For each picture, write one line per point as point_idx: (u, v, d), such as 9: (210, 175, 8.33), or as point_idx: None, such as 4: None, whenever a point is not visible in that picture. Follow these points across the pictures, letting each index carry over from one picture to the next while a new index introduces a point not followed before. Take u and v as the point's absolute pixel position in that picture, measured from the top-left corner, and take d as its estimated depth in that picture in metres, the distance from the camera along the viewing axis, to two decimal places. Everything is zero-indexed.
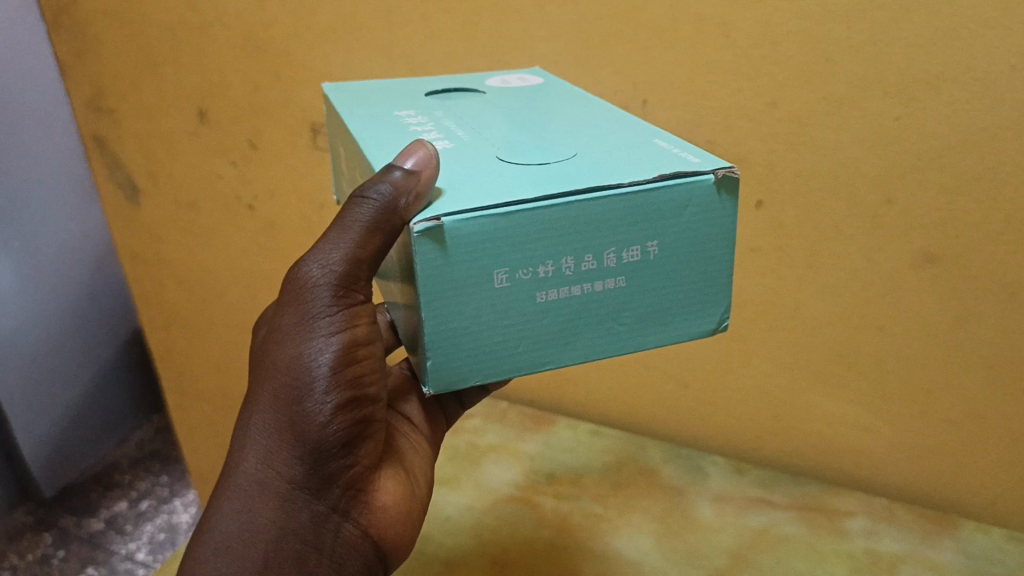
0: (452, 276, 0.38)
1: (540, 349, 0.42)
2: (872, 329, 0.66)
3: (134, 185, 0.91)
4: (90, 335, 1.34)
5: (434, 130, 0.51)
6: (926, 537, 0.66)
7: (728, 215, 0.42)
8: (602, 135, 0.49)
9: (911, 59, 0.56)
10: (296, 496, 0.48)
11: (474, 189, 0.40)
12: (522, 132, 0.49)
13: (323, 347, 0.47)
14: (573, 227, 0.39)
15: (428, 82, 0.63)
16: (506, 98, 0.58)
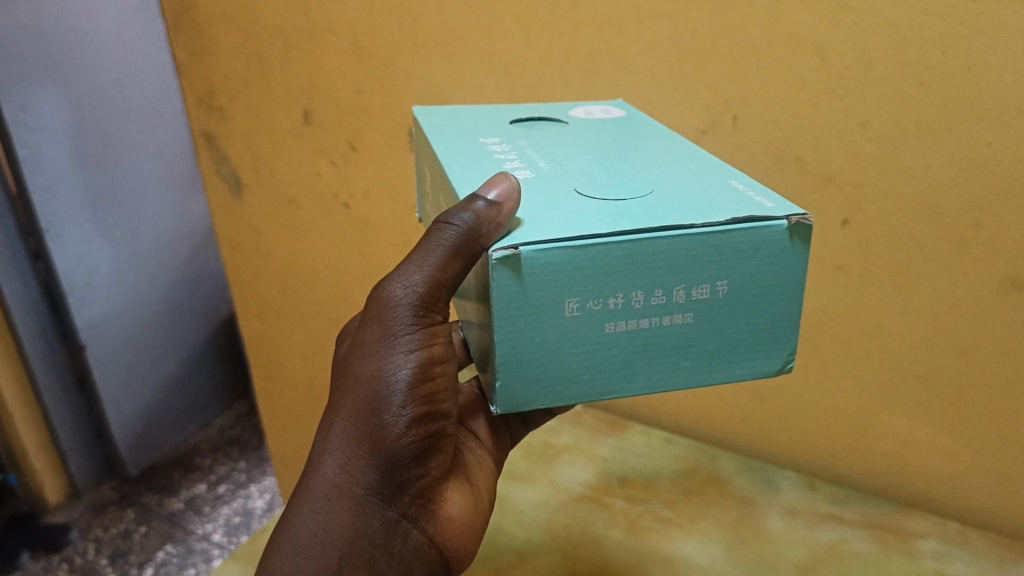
0: (524, 302, 0.36)
1: (605, 378, 0.39)
2: (955, 352, 0.64)
3: (239, 180, 0.96)
4: (179, 320, 1.68)
5: (516, 159, 0.47)
6: (1000, 565, 0.64)
7: (803, 261, 0.39)
8: (679, 167, 0.46)
9: (1009, 85, 0.54)
10: (370, 504, 0.45)
11: (559, 220, 0.38)
12: (593, 161, 0.47)
13: (401, 363, 0.44)
14: (644, 262, 0.37)
15: (512, 110, 0.60)
16: (591, 128, 0.56)
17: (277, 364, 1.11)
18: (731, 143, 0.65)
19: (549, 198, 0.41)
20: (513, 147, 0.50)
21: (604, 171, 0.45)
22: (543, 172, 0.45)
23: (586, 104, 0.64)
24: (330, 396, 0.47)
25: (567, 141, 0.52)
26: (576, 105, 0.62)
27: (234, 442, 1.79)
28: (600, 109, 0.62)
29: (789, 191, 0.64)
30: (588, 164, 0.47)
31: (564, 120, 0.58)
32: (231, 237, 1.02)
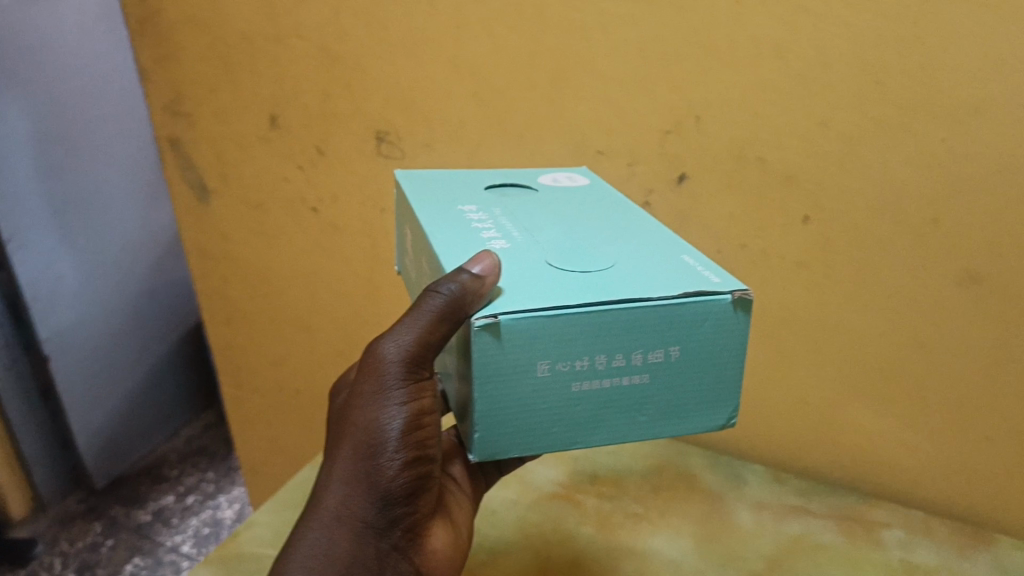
0: (501, 364, 0.37)
1: (569, 432, 0.40)
2: (914, 346, 0.65)
3: (205, 186, 0.96)
4: (145, 331, 1.66)
5: (492, 228, 0.48)
6: (962, 553, 0.65)
7: (744, 334, 0.40)
8: (642, 238, 0.48)
9: (962, 83, 0.55)
10: (368, 541, 0.45)
11: (535, 291, 0.39)
12: (560, 232, 0.49)
13: (395, 413, 0.45)
14: (607, 329, 0.38)
15: (486, 174, 0.62)
16: (559, 195, 0.57)
17: (246, 371, 1.11)
18: (696, 143, 0.66)
19: (522, 269, 0.42)
20: (489, 216, 0.51)
21: (574, 242, 0.47)
22: (517, 243, 0.46)
23: (554, 171, 0.65)
24: (328, 441, 0.48)
25: (539, 210, 0.53)
26: (543, 171, 0.64)
27: (202, 452, 1.78)
28: (560, 175, 0.64)
29: (753, 189, 0.66)
30: (557, 235, 0.48)
31: (535, 186, 0.60)
32: (199, 244, 1.02)
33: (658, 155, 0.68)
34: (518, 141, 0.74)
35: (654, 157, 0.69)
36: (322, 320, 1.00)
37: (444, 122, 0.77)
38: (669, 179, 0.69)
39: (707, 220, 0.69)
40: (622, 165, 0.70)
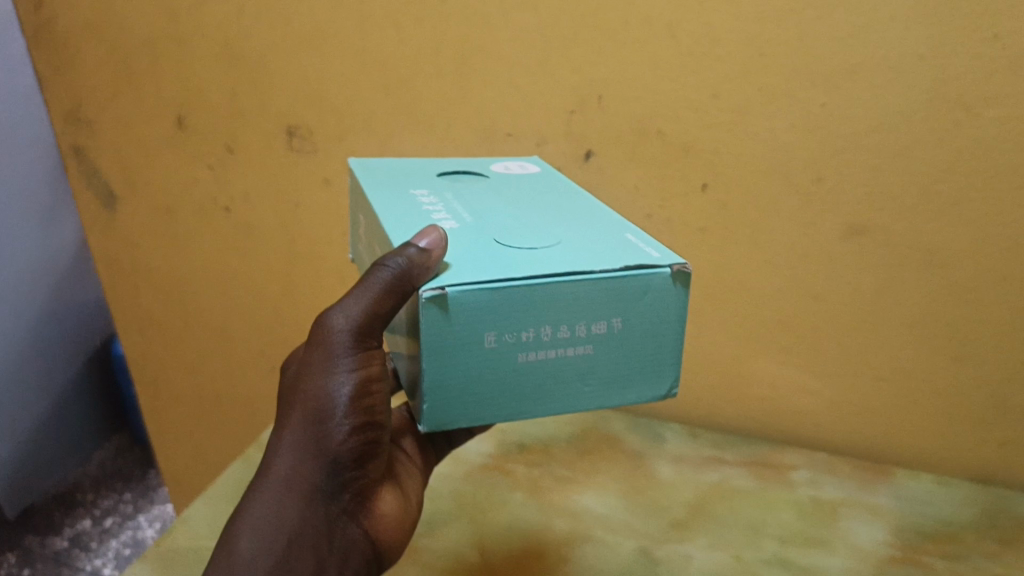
0: (450, 336, 0.40)
1: (517, 401, 0.43)
2: (809, 297, 0.70)
3: (112, 192, 0.95)
4: (48, 354, 1.62)
5: (444, 211, 0.50)
6: (864, 485, 0.71)
7: (683, 305, 0.43)
8: (590, 220, 0.51)
9: (835, 50, 0.61)
10: (315, 503, 0.48)
11: (485, 265, 0.41)
12: (513, 215, 0.51)
13: (344, 381, 0.46)
14: (553, 302, 0.41)
15: (436, 163, 0.63)
16: (510, 180, 0.59)
17: (164, 380, 1.10)
18: (599, 121, 0.70)
19: (474, 247, 0.44)
20: (440, 200, 0.53)
21: (526, 224, 0.49)
22: (468, 224, 0.48)
23: (504, 160, 0.66)
24: (281, 405, 0.50)
25: (489, 194, 0.55)
26: (494, 160, 0.65)
27: (118, 475, 1.74)
28: (512, 167, 0.64)
29: (653, 160, 0.70)
30: (510, 217, 0.50)
31: (483, 172, 0.61)
32: (108, 252, 1.00)
33: (564, 134, 0.72)
34: (428, 128, 0.77)
35: (560, 136, 0.72)
36: (240, 320, 1.00)
37: (355, 113, 0.79)
38: (576, 156, 0.72)
39: (613, 194, 0.73)
40: (530, 145, 0.74)
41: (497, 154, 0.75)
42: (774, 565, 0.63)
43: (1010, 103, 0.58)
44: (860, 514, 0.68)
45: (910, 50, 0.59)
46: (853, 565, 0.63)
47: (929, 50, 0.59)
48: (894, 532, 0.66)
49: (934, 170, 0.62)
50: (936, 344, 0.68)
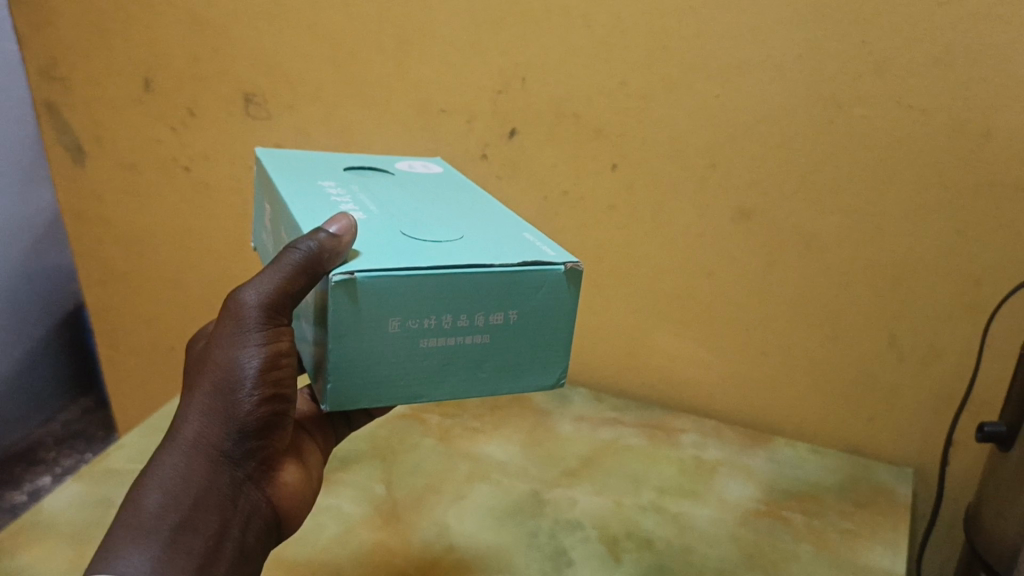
0: (356, 318, 0.42)
1: (417, 385, 0.45)
2: (704, 275, 0.77)
3: (81, 148, 1.01)
4: (20, 312, 1.68)
5: (349, 202, 0.54)
6: (744, 449, 0.78)
7: (574, 301, 0.47)
8: (485, 220, 0.54)
9: (727, 47, 0.68)
10: (222, 472, 0.47)
11: (392, 255, 0.44)
12: (409, 209, 0.54)
13: (253, 354, 0.46)
14: (454, 291, 0.43)
15: (343, 160, 0.67)
16: (409, 179, 0.64)
17: (121, 333, 1.15)
18: (522, 101, 0.77)
19: (379, 238, 0.47)
20: (347, 192, 0.57)
21: (424, 217, 0.53)
22: (370, 214, 0.52)
23: (408, 159, 0.71)
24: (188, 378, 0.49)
25: (394, 190, 0.59)
26: (400, 158, 0.70)
27: (80, 435, 1.79)
28: (415, 165, 0.69)
29: (569, 140, 0.77)
30: (408, 212, 0.54)
31: (390, 171, 0.65)
32: (74, 206, 1.06)
33: (491, 113, 0.79)
34: (371, 100, 0.83)
35: (487, 114, 0.79)
36: (193, 278, 1.05)
37: (305, 84, 0.86)
38: (501, 133, 0.79)
39: (534, 170, 0.79)
40: (461, 121, 0.80)
41: (432, 128, 0.82)
42: (649, 511, 0.69)
43: (876, 102, 0.65)
44: (735, 474, 0.74)
45: (792, 51, 0.66)
46: (720, 515, 0.69)
47: (807, 51, 0.66)
48: (763, 490, 0.72)
49: (811, 160, 0.69)
50: (814, 323, 0.75)
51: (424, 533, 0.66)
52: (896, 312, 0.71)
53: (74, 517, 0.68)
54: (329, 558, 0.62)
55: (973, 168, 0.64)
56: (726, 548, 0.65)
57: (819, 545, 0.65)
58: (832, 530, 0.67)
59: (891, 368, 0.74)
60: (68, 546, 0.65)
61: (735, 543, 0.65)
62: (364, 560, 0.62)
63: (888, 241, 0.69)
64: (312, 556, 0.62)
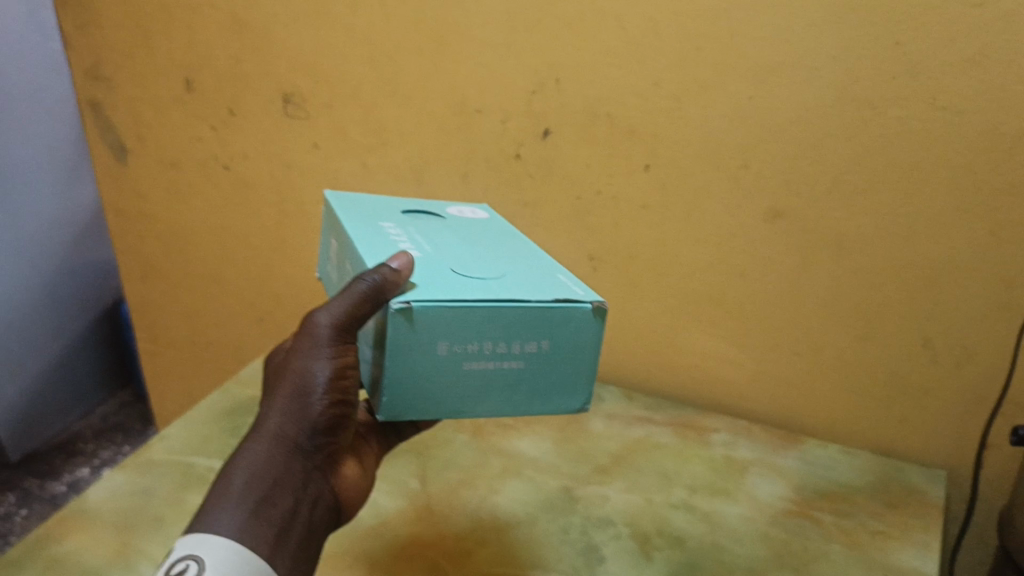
0: (410, 340, 0.43)
1: (459, 402, 0.47)
2: (735, 274, 0.77)
3: (124, 146, 1.04)
4: (62, 306, 1.71)
5: (408, 240, 0.55)
6: (775, 449, 0.78)
7: (601, 338, 0.48)
8: (531, 262, 0.55)
9: (760, 49, 0.68)
10: (296, 466, 0.49)
11: (442, 288, 0.45)
12: (463, 250, 0.55)
13: (325, 365, 0.48)
14: (499, 321, 0.45)
15: (402, 202, 0.68)
16: (465, 224, 0.65)
17: (161, 327, 1.18)
18: (556, 101, 0.78)
19: (434, 272, 0.48)
20: (406, 233, 0.58)
21: (477, 259, 0.54)
22: (427, 252, 0.53)
23: (459, 206, 0.72)
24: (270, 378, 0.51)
25: (448, 234, 0.60)
26: (451, 204, 0.71)
27: (118, 428, 1.83)
28: (463, 210, 0.71)
29: (602, 140, 0.77)
30: (461, 253, 0.55)
31: (442, 214, 0.67)
32: (117, 203, 1.09)
33: (525, 113, 0.80)
34: (406, 100, 0.85)
35: (521, 114, 0.80)
36: (231, 274, 1.07)
37: (342, 85, 0.87)
38: (535, 133, 0.80)
39: (567, 169, 0.80)
40: (495, 121, 0.81)
41: (466, 127, 0.83)
42: (680, 509, 0.70)
43: (910, 104, 0.65)
44: (766, 473, 0.75)
45: (825, 52, 0.66)
46: (751, 513, 0.69)
47: (841, 52, 0.66)
48: (794, 490, 0.73)
49: (844, 161, 0.69)
50: (846, 325, 0.75)
51: (457, 526, 0.67)
52: (929, 314, 0.71)
53: (117, 505, 0.70)
54: (364, 548, 0.63)
55: (1008, 171, 0.64)
56: (756, 546, 0.65)
57: (850, 545, 0.66)
58: (863, 531, 0.67)
59: (924, 370, 0.73)
60: (113, 533, 0.67)
61: (766, 542, 0.66)
62: (399, 551, 0.63)
63: (922, 243, 0.69)
64: (348, 545, 0.64)
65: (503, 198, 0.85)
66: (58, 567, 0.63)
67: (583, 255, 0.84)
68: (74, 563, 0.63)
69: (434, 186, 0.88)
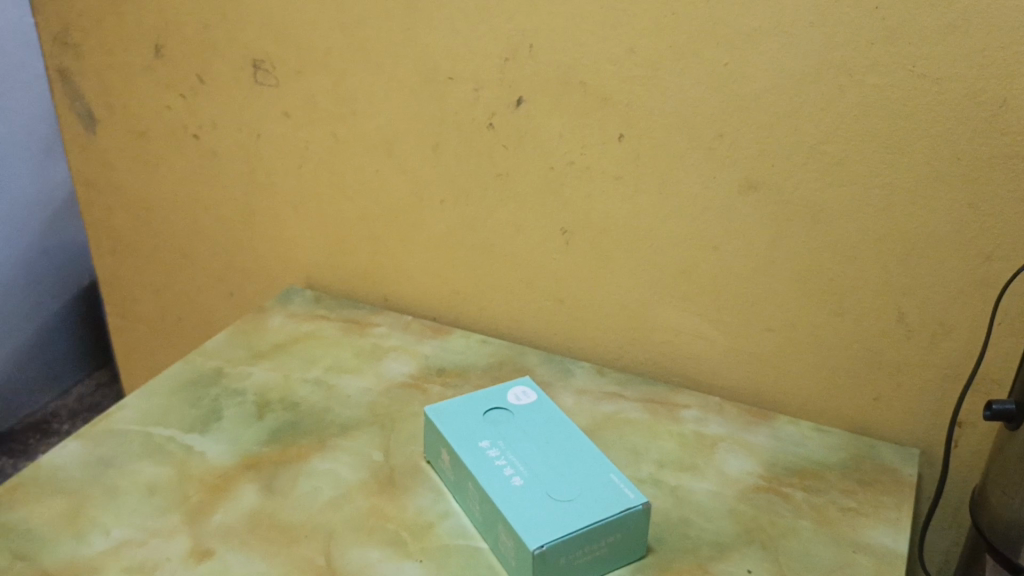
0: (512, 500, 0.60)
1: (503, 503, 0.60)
2: (709, 248, 0.76)
3: (92, 115, 1.02)
4: (41, 289, 1.70)
5: (629, 485, 0.62)
6: (746, 426, 0.77)
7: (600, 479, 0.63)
8: (571, 477, 0.63)
9: (734, 14, 0.67)
10: None
11: (540, 522, 0.58)
12: (565, 453, 0.66)
13: None
14: (561, 522, 0.58)
15: (472, 400, 0.71)
16: (526, 415, 0.70)
17: (131, 303, 1.16)
18: (529, 69, 0.76)
19: (533, 508, 0.60)
20: (505, 457, 0.65)
21: (610, 465, 0.65)
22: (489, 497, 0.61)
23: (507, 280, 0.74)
24: None
25: (521, 423, 0.69)
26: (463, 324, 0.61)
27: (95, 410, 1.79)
28: (513, 393, 0.73)
29: (574, 110, 0.76)
30: (589, 461, 0.65)
31: (497, 405, 0.71)
32: (86, 173, 1.07)
33: (498, 81, 0.78)
34: (379, 68, 0.83)
35: (495, 82, 0.78)
36: (200, 249, 1.05)
37: (314, 52, 0.85)
38: (508, 102, 0.78)
39: (539, 139, 0.79)
40: (468, 90, 0.80)
41: (439, 96, 0.81)
42: (647, 484, 0.69)
43: (888, 71, 0.64)
44: (736, 450, 0.73)
45: (801, 17, 0.65)
46: (719, 489, 0.69)
47: (818, 18, 0.64)
48: (764, 466, 0.72)
49: (820, 130, 0.68)
50: (819, 298, 0.74)
51: (419, 500, 0.67)
52: (905, 288, 0.70)
53: (72, 475, 0.69)
54: (323, 521, 0.65)
55: (987, 140, 0.63)
56: (724, 522, 0.65)
57: (819, 522, 0.65)
58: (833, 508, 0.67)
59: (898, 346, 0.73)
60: (66, 503, 0.66)
61: (733, 518, 0.66)
62: (359, 524, 0.65)
63: (897, 215, 0.68)
64: (304, 518, 0.65)
65: (475, 169, 0.83)
66: (4, 537, 0.62)
67: (555, 228, 0.82)
68: (23, 533, 0.63)
69: (406, 158, 0.86)
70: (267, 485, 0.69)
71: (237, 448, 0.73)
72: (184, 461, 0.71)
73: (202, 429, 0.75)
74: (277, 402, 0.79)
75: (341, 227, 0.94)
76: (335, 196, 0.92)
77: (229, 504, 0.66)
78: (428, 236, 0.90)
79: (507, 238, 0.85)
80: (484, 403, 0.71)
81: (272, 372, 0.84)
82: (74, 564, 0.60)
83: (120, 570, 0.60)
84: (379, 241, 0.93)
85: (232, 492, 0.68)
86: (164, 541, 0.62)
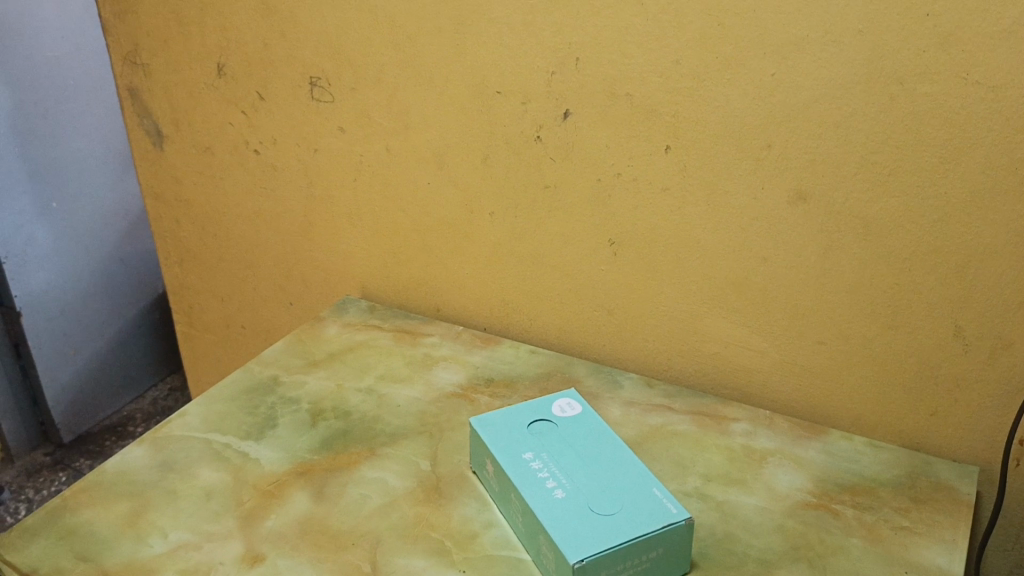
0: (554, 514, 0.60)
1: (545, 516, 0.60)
2: (758, 260, 0.75)
3: (160, 131, 1.06)
4: (118, 296, 1.77)
5: (672, 500, 0.62)
6: (797, 440, 0.76)
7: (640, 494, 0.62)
8: (613, 490, 0.63)
9: (782, 24, 0.66)
10: None
11: (581, 535, 0.58)
12: (607, 465, 0.66)
13: None
14: (602, 537, 0.58)
15: (517, 412, 0.72)
16: (570, 427, 0.71)
17: (197, 311, 1.20)
18: (577, 81, 0.76)
19: (573, 522, 0.59)
20: (548, 469, 0.65)
21: (653, 478, 0.64)
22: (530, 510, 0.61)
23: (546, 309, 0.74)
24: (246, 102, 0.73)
25: (564, 435, 0.70)
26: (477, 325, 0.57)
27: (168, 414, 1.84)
28: (558, 405, 0.73)
29: (622, 122, 0.76)
30: (631, 474, 0.65)
31: (541, 417, 0.72)
32: (155, 186, 1.11)
33: (546, 94, 0.78)
34: (430, 83, 0.84)
35: (543, 95, 0.79)
36: (260, 258, 1.08)
37: (368, 68, 0.87)
38: (556, 115, 0.79)
39: (587, 151, 0.79)
40: (517, 103, 0.80)
41: (488, 110, 0.82)
42: (693, 497, 0.68)
43: (942, 79, 0.62)
44: (785, 465, 0.72)
45: (850, 26, 0.64)
46: (767, 505, 0.68)
47: (869, 26, 0.63)
48: (814, 481, 0.70)
49: (871, 140, 0.66)
50: (872, 310, 0.72)
51: (464, 509, 0.68)
52: (961, 299, 0.68)
53: (134, 479, 0.72)
54: (370, 529, 0.66)
55: None
56: (771, 538, 0.64)
57: (870, 541, 0.64)
58: (885, 526, 0.65)
59: (955, 360, 0.71)
60: (128, 506, 0.69)
61: (781, 534, 0.65)
62: (405, 532, 0.66)
63: (952, 226, 0.66)
64: (352, 525, 0.66)
65: (524, 181, 0.84)
66: (69, 538, 0.65)
67: (604, 240, 0.82)
68: (87, 533, 0.66)
69: (457, 170, 0.87)
70: (318, 491, 0.70)
71: (289, 455, 0.75)
72: (239, 467, 0.73)
73: (258, 436, 0.78)
74: (330, 410, 0.81)
75: (395, 238, 0.96)
76: (389, 207, 0.94)
77: (281, 510, 0.68)
78: (479, 246, 0.90)
79: (556, 249, 0.86)
80: (529, 415, 0.72)
81: (326, 381, 0.86)
82: (133, 565, 0.63)
83: (176, 572, 0.62)
84: (432, 251, 0.94)
85: (284, 499, 0.69)
86: (218, 544, 0.64)
